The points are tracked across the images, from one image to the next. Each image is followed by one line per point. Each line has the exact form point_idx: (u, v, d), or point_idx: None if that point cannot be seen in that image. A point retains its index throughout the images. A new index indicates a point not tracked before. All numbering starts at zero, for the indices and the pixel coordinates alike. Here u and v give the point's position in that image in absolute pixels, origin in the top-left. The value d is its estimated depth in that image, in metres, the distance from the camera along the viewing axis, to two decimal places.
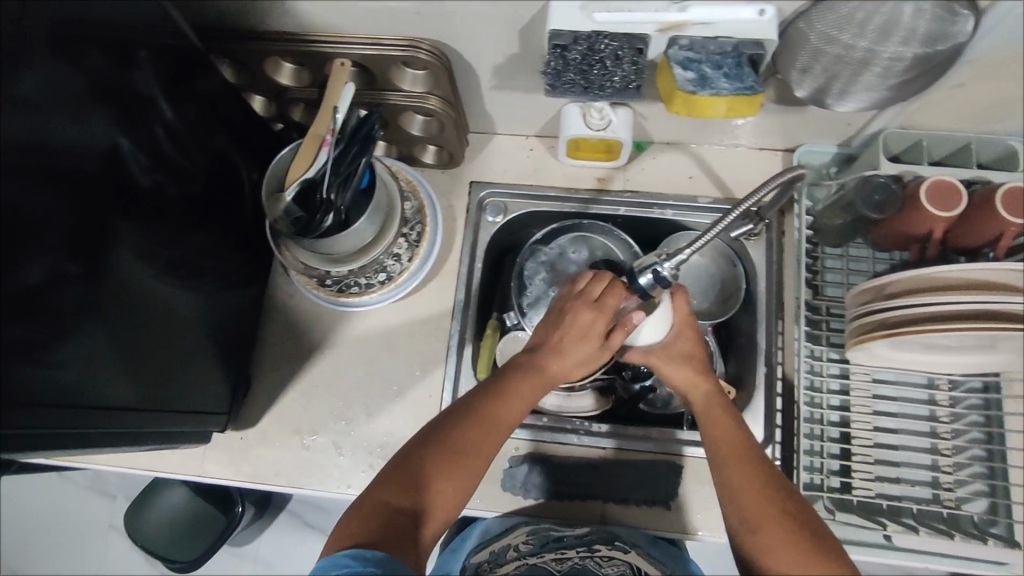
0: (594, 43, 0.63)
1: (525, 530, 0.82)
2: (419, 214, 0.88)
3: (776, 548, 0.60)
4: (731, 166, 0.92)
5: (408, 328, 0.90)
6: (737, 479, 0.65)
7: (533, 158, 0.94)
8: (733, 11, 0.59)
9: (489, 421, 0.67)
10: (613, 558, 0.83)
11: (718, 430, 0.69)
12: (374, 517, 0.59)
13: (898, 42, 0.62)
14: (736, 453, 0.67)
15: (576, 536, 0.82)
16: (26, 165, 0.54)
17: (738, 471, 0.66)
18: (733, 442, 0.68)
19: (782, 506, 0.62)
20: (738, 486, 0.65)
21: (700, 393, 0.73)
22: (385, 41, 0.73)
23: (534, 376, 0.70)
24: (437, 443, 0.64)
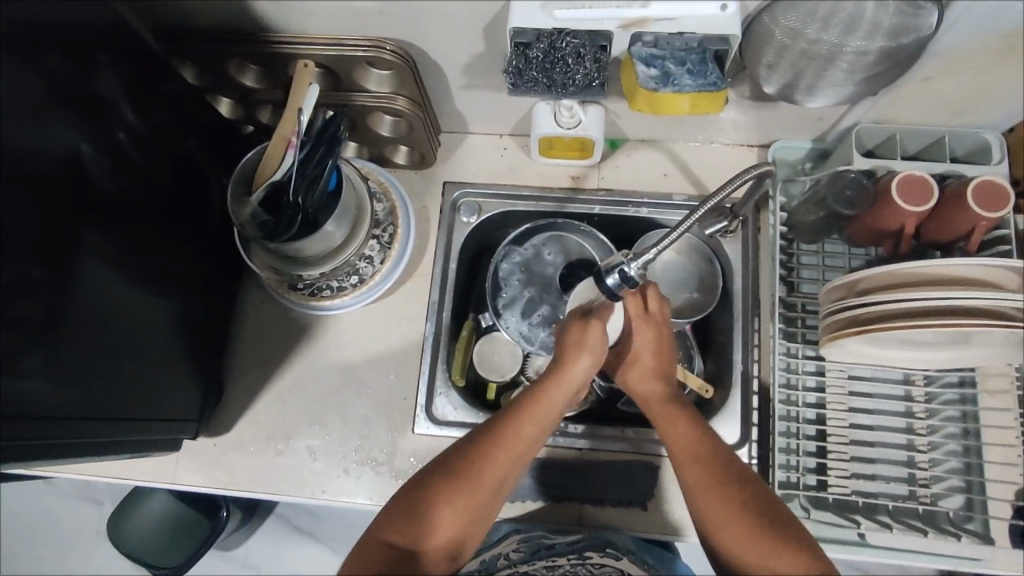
0: (556, 40, 0.63)
1: (517, 537, 0.85)
2: (391, 215, 0.87)
3: (741, 543, 0.59)
4: (706, 163, 0.91)
5: (382, 331, 0.89)
6: (693, 477, 0.65)
7: (507, 158, 0.93)
8: (695, 8, 0.58)
9: (501, 449, 0.65)
10: (605, 565, 0.82)
11: (673, 431, 0.69)
12: (378, 560, 0.57)
13: (862, 37, 0.61)
14: (691, 450, 0.66)
15: (569, 544, 0.82)
16: None
17: (694, 468, 0.65)
18: (686, 439, 0.67)
19: (742, 500, 0.61)
20: (696, 482, 0.64)
21: (655, 393, 0.73)
22: (348, 41, 0.72)
23: (542, 402, 0.69)
24: (438, 471, 0.63)
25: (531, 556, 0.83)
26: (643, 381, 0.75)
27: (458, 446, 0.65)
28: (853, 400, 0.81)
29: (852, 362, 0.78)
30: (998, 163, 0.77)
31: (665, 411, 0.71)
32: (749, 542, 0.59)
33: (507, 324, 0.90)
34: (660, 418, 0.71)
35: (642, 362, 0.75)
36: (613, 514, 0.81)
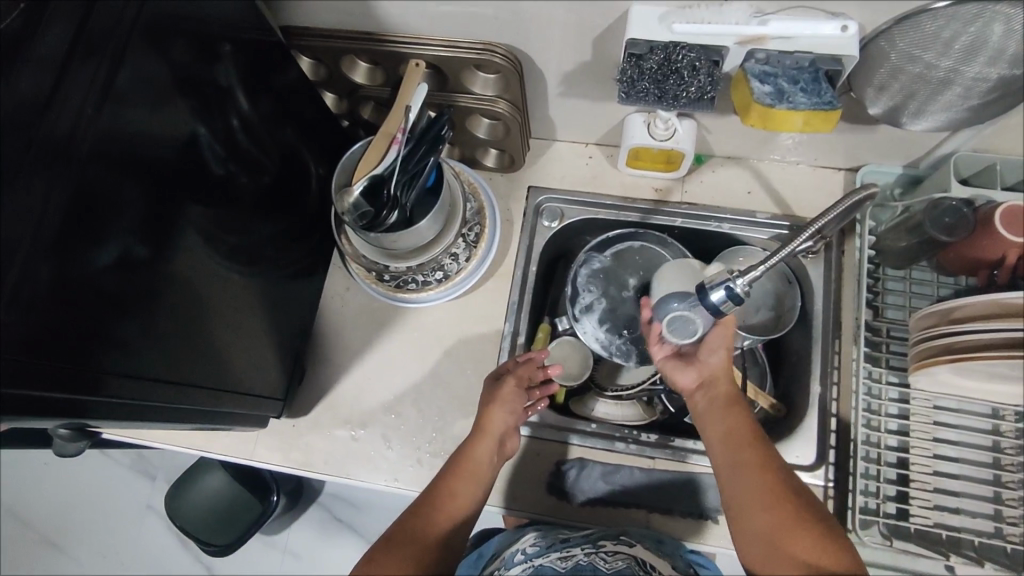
0: (672, 53, 0.64)
1: (533, 533, 0.80)
2: (479, 215, 0.88)
3: (782, 527, 0.60)
4: (791, 182, 0.91)
5: (462, 325, 0.90)
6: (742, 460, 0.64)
7: (592, 166, 0.95)
8: (811, 26, 0.60)
9: (441, 502, 0.71)
10: (618, 552, 0.73)
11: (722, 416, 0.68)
12: None
13: (983, 62, 0.61)
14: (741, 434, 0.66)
15: (582, 535, 0.77)
16: (116, 155, 0.56)
17: (745, 449, 0.65)
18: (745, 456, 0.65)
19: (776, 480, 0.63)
20: (745, 467, 0.64)
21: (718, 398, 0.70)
22: (459, 44, 0.74)
23: (468, 459, 0.73)
24: (397, 529, 0.69)
25: (545, 548, 0.76)
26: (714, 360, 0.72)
27: (410, 511, 0.70)
28: (937, 427, 0.79)
29: (937, 390, 0.77)
30: None
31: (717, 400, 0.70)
32: (784, 515, 0.60)
33: (583, 328, 0.89)
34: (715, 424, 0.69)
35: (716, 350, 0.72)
36: (681, 525, 0.80)
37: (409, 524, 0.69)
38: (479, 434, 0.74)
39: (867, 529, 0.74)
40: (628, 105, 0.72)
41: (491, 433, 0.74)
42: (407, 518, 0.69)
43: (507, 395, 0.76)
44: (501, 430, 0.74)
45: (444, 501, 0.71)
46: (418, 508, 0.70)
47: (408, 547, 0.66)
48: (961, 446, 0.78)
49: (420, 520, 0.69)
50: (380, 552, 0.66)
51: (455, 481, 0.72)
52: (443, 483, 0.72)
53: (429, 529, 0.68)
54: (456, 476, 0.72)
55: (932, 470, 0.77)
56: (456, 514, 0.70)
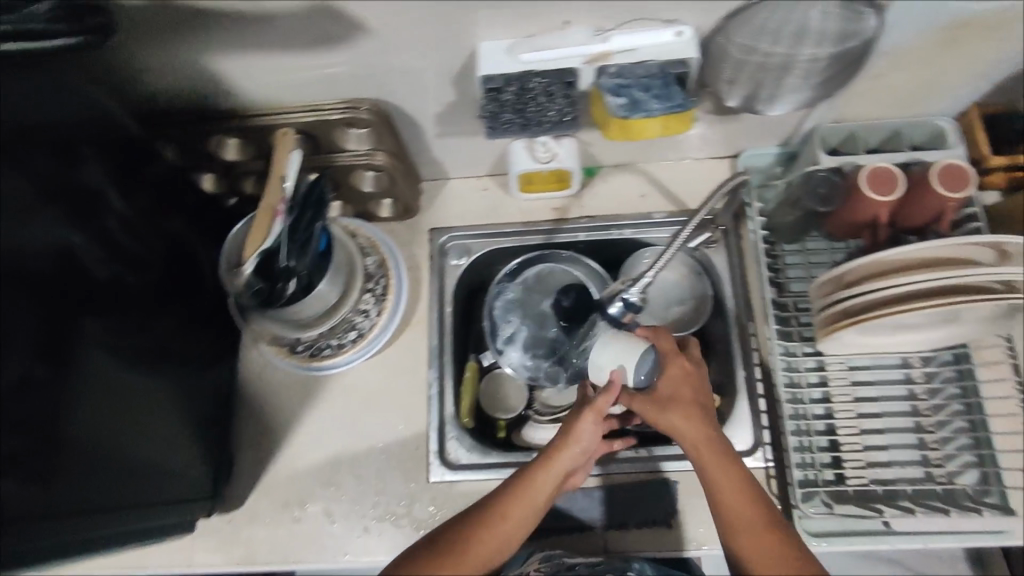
0: (525, 82, 0.65)
1: (538, 556, 0.77)
2: (382, 267, 0.87)
3: None
4: (680, 179, 0.94)
5: (387, 381, 0.88)
6: (744, 533, 0.61)
7: (488, 198, 0.95)
8: (651, 36, 0.63)
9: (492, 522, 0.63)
10: None
11: (723, 484, 0.64)
12: None
13: (812, 45, 0.65)
14: (744, 507, 0.62)
15: (587, 565, 0.75)
16: None
17: (749, 524, 0.62)
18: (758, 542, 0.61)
19: (791, 552, 0.60)
20: (747, 539, 0.61)
21: (709, 464, 0.65)
22: (325, 106, 0.74)
23: (533, 483, 0.66)
24: (429, 543, 0.62)
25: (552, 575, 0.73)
26: (685, 425, 0.67)
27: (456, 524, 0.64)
28: (856, 387, 0.82)
29: (848, 352, 0.80)
30: (953, 146, 0.80)
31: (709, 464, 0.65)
32: None
33: (508, 360, 0.89)
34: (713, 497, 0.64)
35: (681, 399, 0.68)
36: (638, 536, 0.80)
37: (447, 538, 0.62)
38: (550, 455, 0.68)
39: (810, 501, 0.76)
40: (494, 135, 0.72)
41: (556, 467, 0.67)
42: (449, 530, 0.63)
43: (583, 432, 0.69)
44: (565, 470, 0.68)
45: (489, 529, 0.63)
46: (459, 523, 0.63)
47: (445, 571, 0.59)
48: (881, 401, 0.81)
49: (468, 536, 0.62)
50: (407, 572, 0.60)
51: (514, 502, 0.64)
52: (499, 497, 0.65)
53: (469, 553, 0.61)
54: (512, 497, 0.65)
55: (859, 430, 0.80)
56: (506, 540, 0.63)
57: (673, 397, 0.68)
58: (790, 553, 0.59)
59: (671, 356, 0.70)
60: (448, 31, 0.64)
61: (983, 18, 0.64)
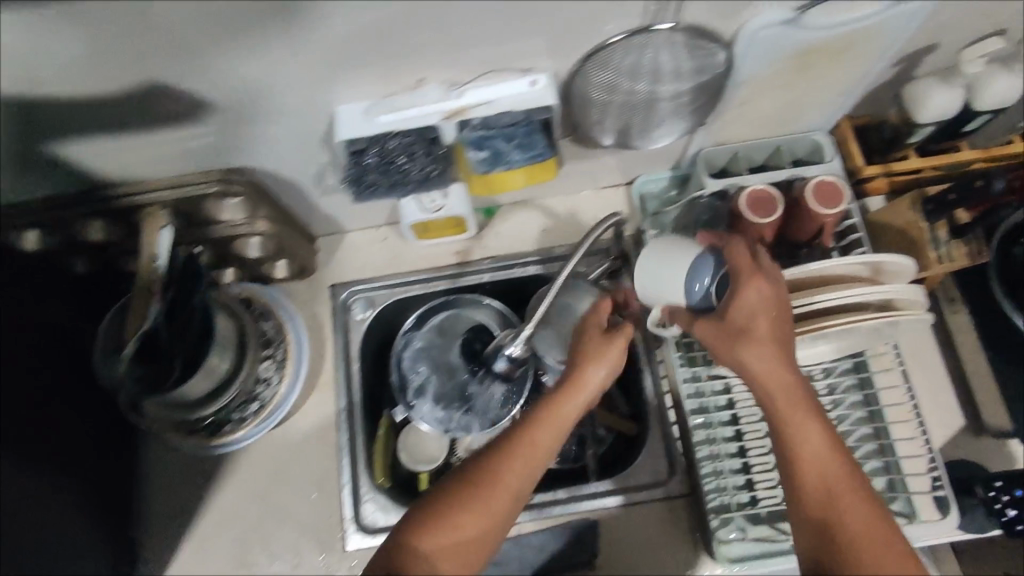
0: (385, 143, 0.64)
1: None
2: (280, 331, 0.86)
3: (859, 543, 0.54)
4: (580, 211, 0.94)
5: (296, 448, 0.85)
6: (812, 476, 0.57)
7: (389, 247, 0.93)
8: (506, 88, 0.63)
9: (508, 466, 0.58)
10: None
11: (796, 430, 0.58)
12: None
13: (670, 81, 0.66)
14: (811, 453, 0.58)
15: None
16: None
17: (828, 465, 0.57)
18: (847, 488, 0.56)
19: (861, 494, 0.56)
20: (831, 478, 0.57)
21: (782, 401, 0.59)
22: (189, 183, 0.72)
23: (556, 409, 0.62)
24: (442, 494, 0.57)
25: None
26: (767, 364, 0.59)
27: (467, 476, 0.58)
28: None
29: None
30: (830, 160, 0.82)
31: (783, 407, 0.59)
32: (868, 535, 0.54)
33: (419, 414, 0.87)
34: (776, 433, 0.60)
35: (749, 329, 0.60)
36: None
37: (461, 486, 0.58)
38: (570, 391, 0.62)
39: (725, 527, 0.76)
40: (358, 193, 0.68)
41: (583, 392, 0.63)
42: (462, 480, 0.58)
43: (607, 354, 0.63)
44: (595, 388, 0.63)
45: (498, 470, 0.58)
46: (472, 468, 0.59)
47: (458, 524, 0.55)
48: None
49: (485, 487, 0.57)
50: (420, 527, 0.55)
51: (529, 445, 0.59)
52: (515, 439, 0.60)
53: (492, 494, 0.57)
54: (529, 438, 0.60)
55: (767, 448, 0.80)
56: (524, 488, 0.59)
57: (746, 325, 0.60)
58: (861, 495, 0.56)
59: (745, 276, 0.61)
60: (301, 98, 0.63)
61: (826, 44, 0.66)
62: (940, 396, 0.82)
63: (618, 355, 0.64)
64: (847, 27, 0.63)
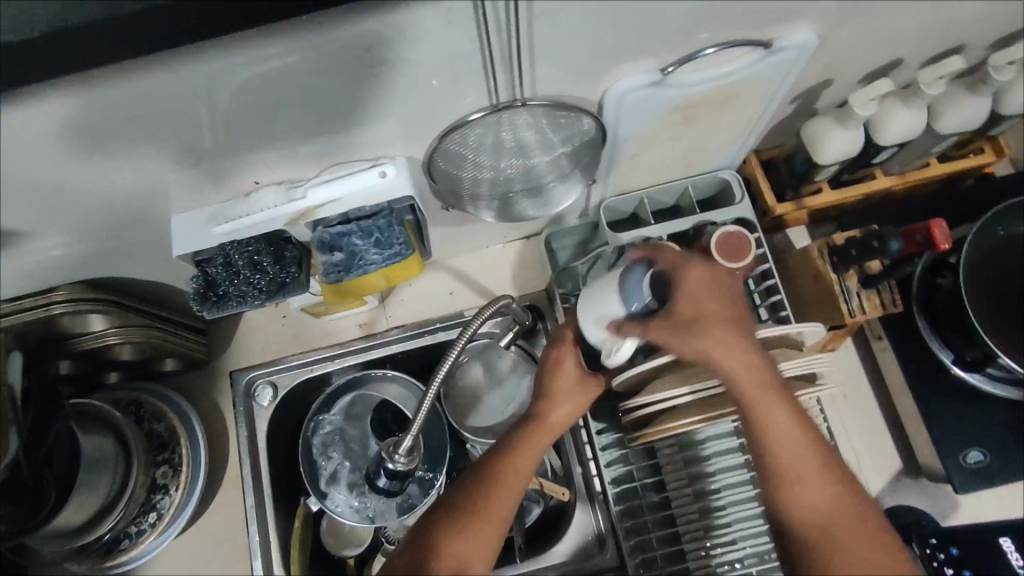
0: (226, 257, 0.59)
1: None
2: (174, 433, 0.80)
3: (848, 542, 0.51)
4: (489, 268, 0.89)
5: (204, 554, 0.81)
6: (795, 462, 0.53)
7: (289, 326, 0.88)
8: (355, 181, 0.57)
9: (493, 489, 0.57)
10: None
11: (763, 409, 0.53)
12: None
13: (539, 152, 0.61)
14: (783, 441, 0.53)
15: None
16: None
17: (801, 453, 0.53)
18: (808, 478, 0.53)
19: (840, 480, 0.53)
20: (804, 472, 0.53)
21: (755, 386, 0.53)
22: (33, 301, 0.64)
23: (530, 433, 0.61)
24: (430, 527, 0.56)
25: None
26: (721, 345, 0.53)
27: (452, 506, 0.56)
28: (690, 466, 0.75)
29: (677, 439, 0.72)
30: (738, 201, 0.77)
31: (754, 392, 0.53)
32: (863, 536, 0.51)
33: (334, 504, 0.80)
34: (748, 428, 0.54)
35: (706, 315, 0.53)
36: None
37: (449, 515, 0.56)
38: (545, 404, 0.63)
39: None
40: (208, 310, 0.62)
41: (549, 420, 0.62)
42: (447, 510, 0.56)
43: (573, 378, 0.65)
44: (563, 421, 0.63)
45: (490, 492, 0.57)
46: (464, 495, 0.57)
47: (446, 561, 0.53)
48: (719, 475, 0.75)
49: (468, 522, 0.55)
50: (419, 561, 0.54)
51: (513, 467, 0.59)
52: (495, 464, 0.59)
53: (485, 513, 0.56)
54: (504, 463, 0.59)
55: (697, 512, 0.74)
56: (504, 516, 0.56)
57: (696, 312, 0.53)
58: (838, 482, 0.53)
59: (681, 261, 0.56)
60: (128, 213, 0.57)
61: (705, 97, 0.61)
62: (875, 439, 0.77)
63: (580, 386, 0.65)
64: (719, 81, 0.59)
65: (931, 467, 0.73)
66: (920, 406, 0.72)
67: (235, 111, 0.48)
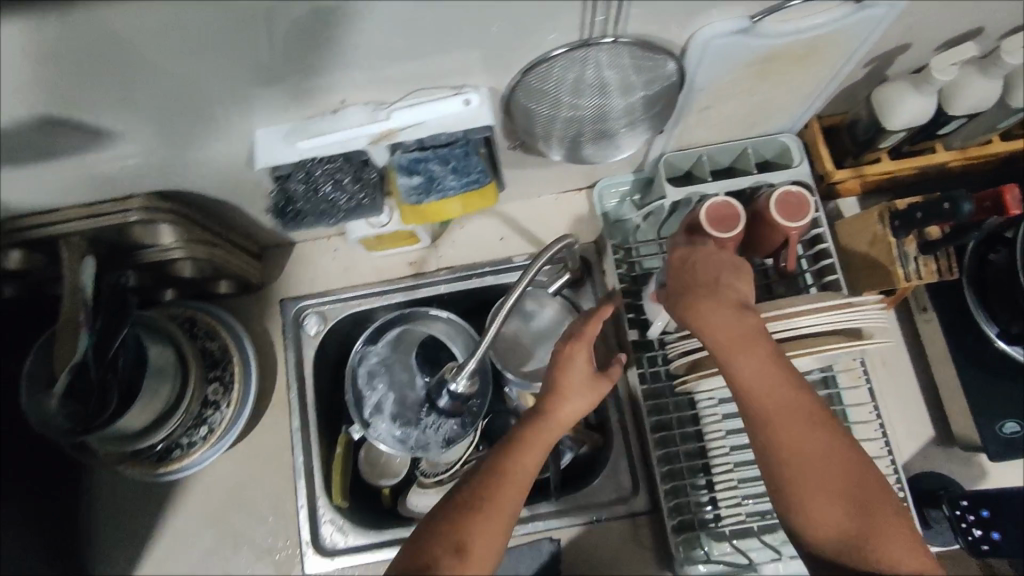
0: (309, 170, 0.60)
1: None
2: (226, 352, 0.83)
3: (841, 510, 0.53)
4: (539, 217, 0.90)
5: (248, 473, 0.83)
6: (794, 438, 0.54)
7: (340, 259, 0.89)
8: (438, 108, 0.58)
9: (497, 489, 0.54)
10: None
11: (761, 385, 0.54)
12: None
13: (617, 94, 0.62)
14: (788, 413, 0.54)
15: None
16: None
17: (802, 427, 0.54)
18: (800, 432, 0.54)
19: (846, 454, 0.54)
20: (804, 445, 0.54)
21: (748, 362, 0.54)
22: (107, 208, 0.66)
23: (536, 430, 0.59)
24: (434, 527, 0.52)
25: None
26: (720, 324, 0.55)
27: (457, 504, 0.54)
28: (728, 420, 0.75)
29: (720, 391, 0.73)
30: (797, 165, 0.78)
31: (748, 364, 0.55)
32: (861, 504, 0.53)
33: (376, 433, 0.82)
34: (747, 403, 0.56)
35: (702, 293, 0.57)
36: None
37: (457, 513, 0.53)
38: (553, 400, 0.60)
39: (688, 546, 0.74)
40: (290, 223, 0.66)
41: (555, 418, 0.60)
42: (452, 510, 0.53)
43: (580, 379, 0.61)
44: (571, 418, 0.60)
45: (495, 491, 0.54)
46: (470, 497, 0.54)
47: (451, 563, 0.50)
48: None
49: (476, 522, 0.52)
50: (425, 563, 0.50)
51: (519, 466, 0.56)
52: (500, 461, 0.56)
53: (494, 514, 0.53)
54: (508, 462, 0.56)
55: (732, 465, 0.74)
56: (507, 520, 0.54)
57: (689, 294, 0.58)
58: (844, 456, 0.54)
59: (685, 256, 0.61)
60: (215, 124, 0.58)
61: (787, 51, 0.62)
62: (909, 407, 0.79)
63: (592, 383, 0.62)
64: (803, 35, 0.59)
65: (965, 438, 0.75)
66: (961, 377, 0.74)
67: (340, 25, 0.49)
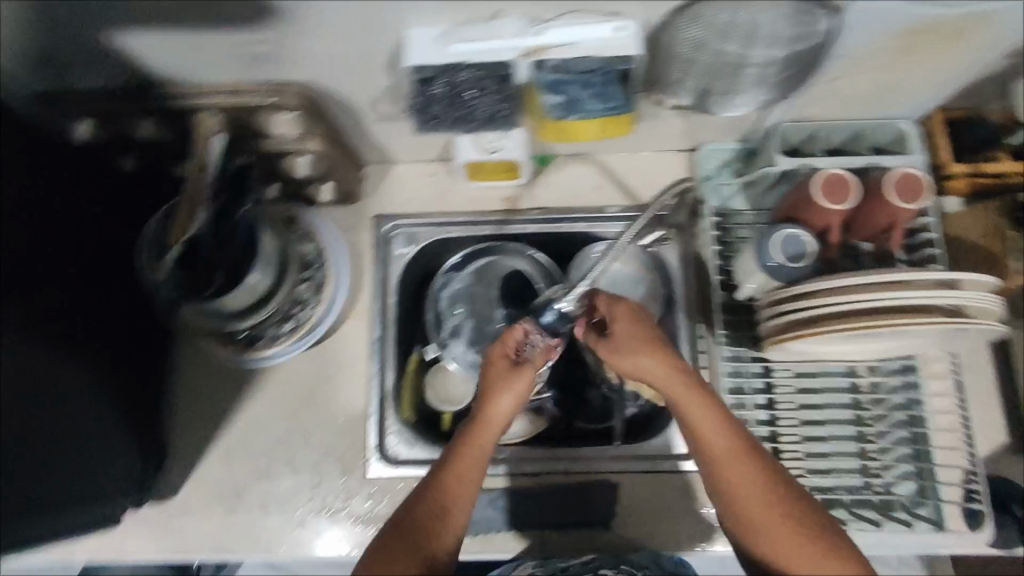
0: (454, 75, 0.62)
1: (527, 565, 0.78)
2: (320, 255, 0.86)
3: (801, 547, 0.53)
4: (638, 173, 0.90)
5: (324, 374, 0.85)
6: (738, 471, 0.57)
7: (437, 185, 0.90)
8: (592, 30, 0.58)
9: (457, 471, 0.59)
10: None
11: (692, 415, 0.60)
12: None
13: (764, 45, 0.62)
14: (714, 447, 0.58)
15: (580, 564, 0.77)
16: None
17: (746, 461, 0.57)
18: (736, 469, 0.57)
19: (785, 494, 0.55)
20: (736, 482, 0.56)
21: (681, 396, 0.61)
22: (247, 92, 0.70)
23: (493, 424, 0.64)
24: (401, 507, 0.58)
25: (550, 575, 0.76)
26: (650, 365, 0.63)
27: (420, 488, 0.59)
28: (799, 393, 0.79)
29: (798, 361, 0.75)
30: (914, 152, 0.78)
31: (687, 401, 0.60)
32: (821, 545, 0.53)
33: (451, 353, 0.89)
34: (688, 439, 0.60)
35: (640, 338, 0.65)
36: (576, 535, 0.79)
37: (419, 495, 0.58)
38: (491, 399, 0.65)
39: None
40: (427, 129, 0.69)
41: (507, 414, 0.65)
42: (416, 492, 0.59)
43: (515, 384, 0.66)
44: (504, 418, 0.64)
45: (451, 476, 0.59)
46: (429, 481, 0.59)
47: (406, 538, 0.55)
48: (825, 407, 0.79)
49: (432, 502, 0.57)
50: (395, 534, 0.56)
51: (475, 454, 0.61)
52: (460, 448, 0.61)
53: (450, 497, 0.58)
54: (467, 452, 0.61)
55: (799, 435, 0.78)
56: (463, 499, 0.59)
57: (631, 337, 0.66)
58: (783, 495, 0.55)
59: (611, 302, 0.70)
60: (371, 18, 0.59)
61: (941, 26, 0.61)
62: (986, 410, 0.79)
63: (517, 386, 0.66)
64: (965, 10, 0.58)
65: None
66: None
67: None
